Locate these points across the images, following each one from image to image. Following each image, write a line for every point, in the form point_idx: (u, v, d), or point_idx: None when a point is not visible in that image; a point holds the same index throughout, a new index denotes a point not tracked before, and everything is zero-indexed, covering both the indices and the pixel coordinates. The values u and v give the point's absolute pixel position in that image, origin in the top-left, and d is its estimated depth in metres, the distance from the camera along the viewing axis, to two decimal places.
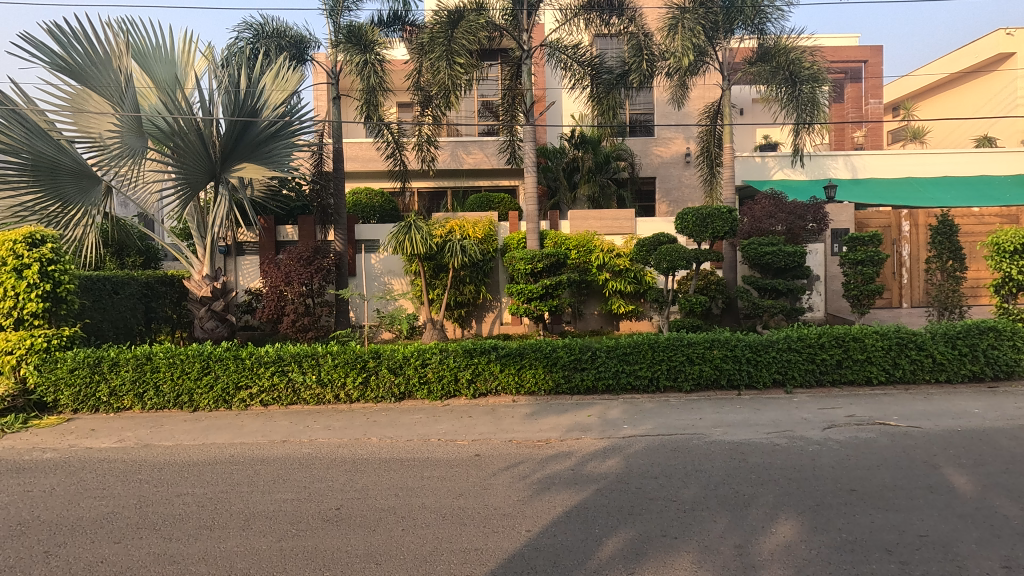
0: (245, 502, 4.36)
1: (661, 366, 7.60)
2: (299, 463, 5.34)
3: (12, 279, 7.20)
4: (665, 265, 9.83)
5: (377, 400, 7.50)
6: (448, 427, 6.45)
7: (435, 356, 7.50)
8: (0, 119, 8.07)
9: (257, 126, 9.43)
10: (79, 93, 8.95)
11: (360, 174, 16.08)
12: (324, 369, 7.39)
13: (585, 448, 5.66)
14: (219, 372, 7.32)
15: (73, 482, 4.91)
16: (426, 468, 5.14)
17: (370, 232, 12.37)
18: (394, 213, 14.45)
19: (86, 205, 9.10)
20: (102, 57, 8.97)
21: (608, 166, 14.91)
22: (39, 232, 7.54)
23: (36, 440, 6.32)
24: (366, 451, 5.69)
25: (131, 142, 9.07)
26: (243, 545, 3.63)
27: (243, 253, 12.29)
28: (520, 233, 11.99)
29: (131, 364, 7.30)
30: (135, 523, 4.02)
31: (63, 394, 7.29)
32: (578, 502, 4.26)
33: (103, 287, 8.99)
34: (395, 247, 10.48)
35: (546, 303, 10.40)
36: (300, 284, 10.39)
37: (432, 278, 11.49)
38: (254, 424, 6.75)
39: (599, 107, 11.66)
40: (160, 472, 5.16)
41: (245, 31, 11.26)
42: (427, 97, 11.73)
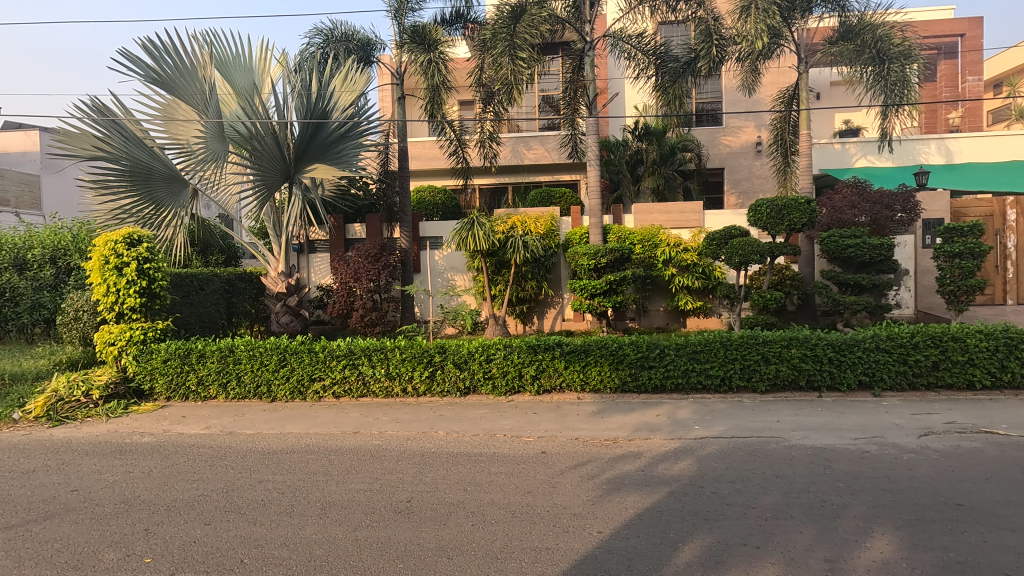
0: (321, 491, 4.53)
1: (735, 365, 7.27)
2: (370, 454, 5.49)
3: (114, 276, 7.86)
4: (737, 260, 9.38)
5: (443, 394, 7.61)
6: (513, 423, 6.44)
7: (499, 352, 7.52)
8: (103, 130, 8.79)
9: (328, 128, 9.77)
10: (170, 103, 9.48)
11: (424, 173, 16.41)
12: (392, 363, 7.57)
13: (655, 449, 5.48)
14: (296, 364, 7.65)
15: (167, 466, 5.27)
16: (493, 464, 5.14)
17: (433, 229, 12.61)
18: (457, 210, 14.66)
19: (176, 208, 9.78)
20: (189, 68, 9.61)
21: (674, 157, 14.47)
22: (136, 233, 8.15)
23: (136, 425, 6.86)
24: (434, 445, 5.77)
25: (215, 148, 9.72)
26: (320, 533, 3.74)
27: (314, 251, 12.85)
28: (583, 228, 11.87)
29: (216, 357, 7.76)
30: (222, 506, 4.25)
31: (158, 382, 7.85)
32: (650, 505, 4.11)
33: (191, 283, 9.64)
34: (459, 244, 10.58)
35: (610, 300, 10.21)
36: (368, 280, 10.72)
37: (494, 275, 11.50)
38: (326, 415, 7.01)
39: (665, 97, 11.26)
40: (244, 459, 5.45)
41: (316, 36, 11.71)
42: (489, 93, 11.75)
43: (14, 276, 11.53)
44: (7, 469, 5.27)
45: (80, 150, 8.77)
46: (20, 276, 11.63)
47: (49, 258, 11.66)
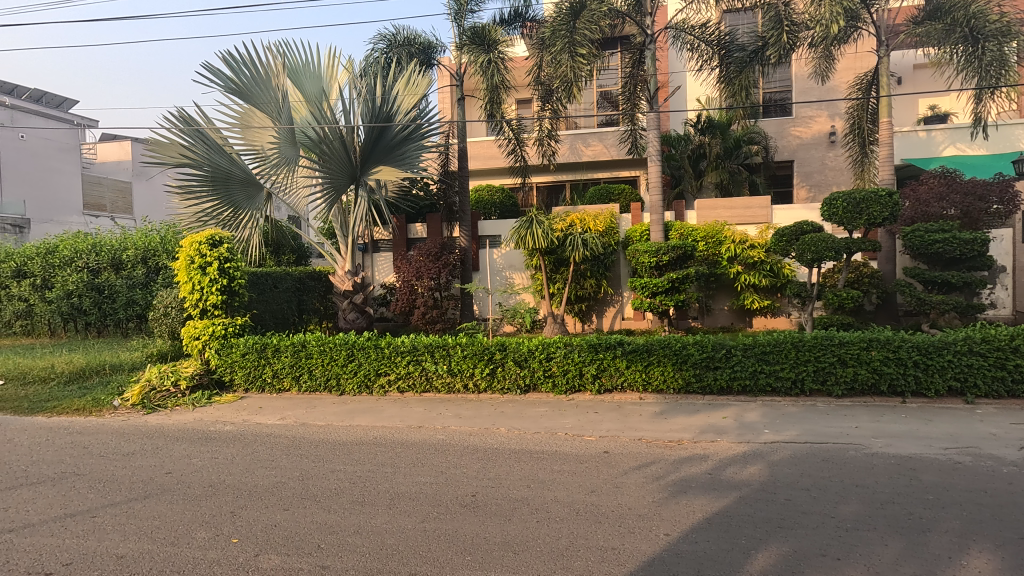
0: (390, 483, 4.68)
1: (808, 367, 6.93)
2: (434, 449, 5.62)
3: (199, 275, 8.45)
4: (810, 257, 8.90)
5: (504, 391, 7.68)
6: (574, 422, 6.41)
7: (559, 350, 7.51)
8: (189, 139, 9.44)
9: (391, 131, 10.05)
10: (247, 111, 10.08)
11: (482, 173, 16.61)
12: (454, 359, 7.72)
13: (723, 452, 5.31)
14: (362, 359, 7.95)
15: (247, 453, 5.61)
16: (556, 462, 5.15)
17: (492, 228, 12.75)
18: (514, 209, 14.73)
19: (252, 210, 10.39)
20: (264, 77, 10.10)
21: (738, 150, 13.95)
22: (218, 234, 8.71)
23: (219, 414, 7.34)
24: (496, 441, 5.85)
25: (287, 152, 10.22)
26: (390, 523, 3.87)
27: (378, 250, 13.32)
28: (643, 225, 11.68)
29: (290, 351, 8.18)
30: (298, 494, 4.48)
31: (237, 375, 8.36)
32: (719, 510, 3.99)
33: (265, 282, 10.21)
34: (517, 242, 10.62)
35: (672, 298, 9.97)
36: (429, 278, 11.01)
37: (553, 273, 11.48)
38: (392, 409, 7.24)
39: (730, 88, 10.89)
40: (317, 449, 5.72)
41: (379, 42, 12.08)
42: (548, 91, 11.74)
43: (112, 275, 12.62)
44: (111, 450, 5.78)
45: (168, 158, 9.44)
46: (117, 275, 12.69)
47: (141, 258, 12.67)
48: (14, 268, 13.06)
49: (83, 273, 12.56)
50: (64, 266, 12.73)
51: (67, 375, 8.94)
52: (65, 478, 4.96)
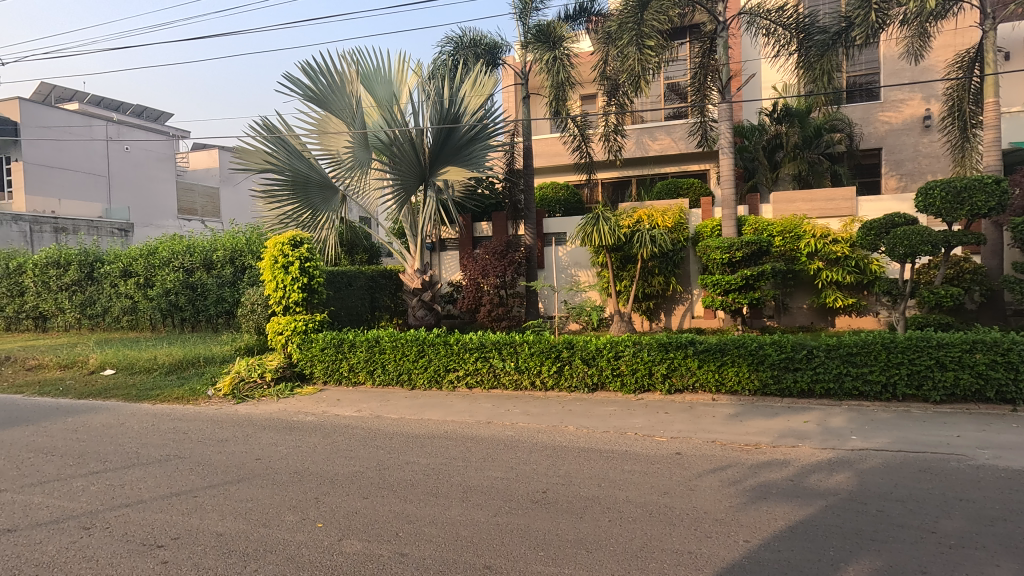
0: (462, 476, 4.79)
1: (900, 370, 6.44)
2: (503, 444, 5.70)
3: (282, 274, 9.00)
4: (902, 252, 8.27)
5: (571, 390, 7.65)
6: (644, 422, 6.30)
7: (628, 348, 7.38)
8: (273, 146, 10.02)
9: (459, 131, 10.21)
10: (324, 118, 10.65)
11: (546, 170, 16.62)
12: (521, 357, 7.77)
13: (805, 458, 5.04)
14: (432, 355, 8.16)
15: (328, 443, 5.92)
16: (626, 461, 5.08)
17: (557, 225, 12.84)
18: (579, 206, 14.65)
19: (328, 212, 10.93)
20: (339, 84, 10.59)
21: (819, 140, 13.22)
22: (299, 235, 9.24)
23: (301, 405, 7.78)
24: (565, 439, 5.84)
25: (360, 155, 10.64)
26: (464, 516, 3.96)
27: (445, 249, 13.72)
28: (714, 221, 11.31)
29: (365, 346, 8.53)
30: (376, 483, 4.67)
31: (317, 368, 8.82)
32: (803, 519, 3.79)
33: (342, 280, 10.71)
34: (583, 240, 10.52)
35: (746, 296, 9.55)
36: (495, 276, 11.16)
37: (620, 270, 11.29)
38: (461, 404, 7.40)
39: (811, 73, 10.24)
40: (391, 441, 5.94)
41: (447, 44, 12.33)
42: (614, 86, 11.46)
43: (204, 274, 13.65)
44: (208, 436, 6.27)
45: (253, 164, 10.07)
46: (209, 274, 13.72)
47: (230, 258, 13.64)
48: (122, 269, 14.44)
49: (179, 273, 13.66)
50: (163, 265, 13.90)
51: (168, 366, 9.77)
52: (169, 460, 5.42)
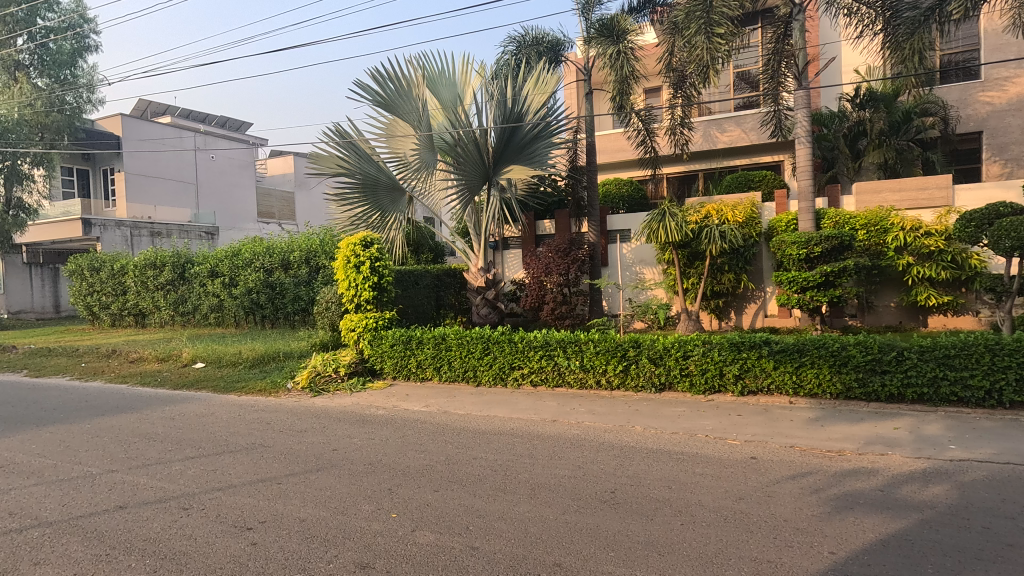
0: (529, 473, 4.82)
1: (1006, 375, 5.89)
2: (570, 443, 5.67)
3: (354, 273, 9.42)
4: (1007, 244, 7.54)
5: (638, 389, 7.51)
6: (715, 424, 6.08)
7: (698, 348, 7.15)
8: (345, 151, 10.45)
9: (522, 130, 10.27)
10: (391, 122, 10.95)
11: (610, 166, 16.40)
12: (586, 355, 7.70)
13: (896, 467, 4.70)
14: (497, 353, 8.25)
15: (399, 436, 6.12)
16: (698, 464, 4.93)
17: (622, 222, 12.63)
18: (643, 201, 14.36)
19: (396, 213, 11.28)
20: (406, 88, 10.84)
21: (908, 125, 12.31)
22: (369, 236, 9.64)
23: (372, 399, 8.08)
24: (632, 439, 5.73)
25: (426, 157, 10.89)
26: (533, 513, 3.97)
27: (508, 247, 13.82)
28: (790, 214, 10.73)
29: (432, 344, 8.75)
30: (446, 477, 4.78)
31: (386, 363, 9.13)
32: (896, 532, 3.53)
33: (409, 279, 11.05)
34: (649, 236, 10.27)
35: (827, 294, 9.00)
36: (558, 274, 11.13)
37: (687, 267, 10.96)
38: (526, 402, 7.43)
39: (899, 53, 9.44)
40: (459, 436, 6.06)
41: (509, 44, 12.39)
42: (681, 78, 11.07)
43: (283, 274, 14.46)
44: (288, 427, 6.64)
45: (326, 168, 10.54)
46: (286, 274, 14.52)
47: (305, 259, 14.35)
48: (210, 269, 15.55)
49: (260, 273, 14.55)
50: (246, 266, 14.87)
51: (251, 360, 10.42)
52: (255, 449, 5.79)
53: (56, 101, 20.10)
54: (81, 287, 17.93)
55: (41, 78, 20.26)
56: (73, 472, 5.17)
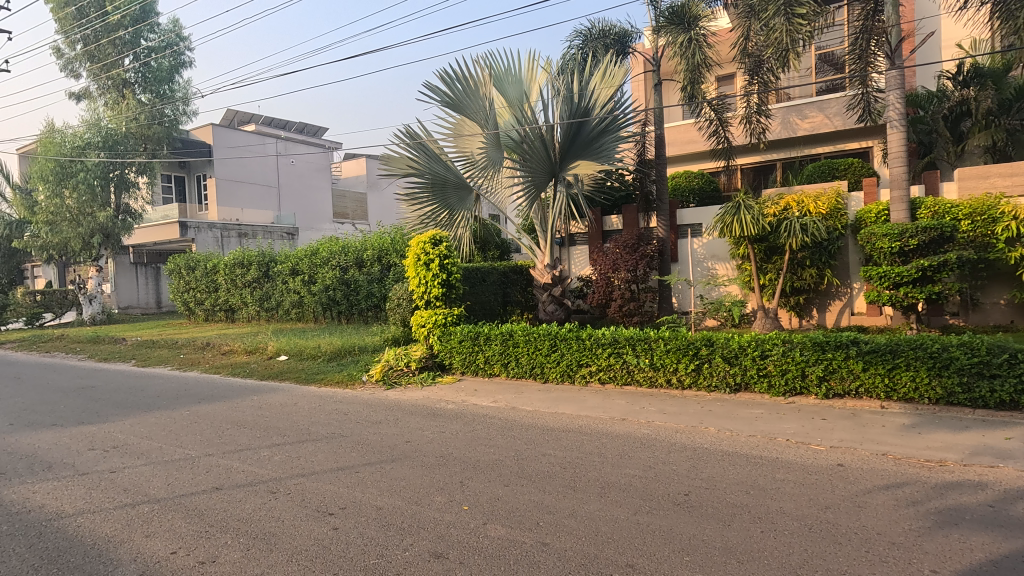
0: (599, 471, 4.76)
1: None
2: (640, 443, 5.55)
3: (424, 270, 9.69)
4: None
5: (711, 390, 7.25)
6: (797, 428, 5.76)
7: (777, 348, 6.79)
8: (415, 152, 10.74)
9: (588, 125, 10.17)
10: (459, 121, 11.12)
11: (680, 158, 15.90)
12: (656, 354, 7.52)
13: (1009, 481, 4.26)
14: (565, 350, 8.21)
15: (469, 431, 6.24)
16: (779, 469, 4.68)
17: (692, 216, 12.04)
18: (716, 194, 13.81)
19: (463, 211, 11.38)
20: (473, 88, 10.95)
21: (1021, 102, 11.10)
22: (438, 234, 9.88)
23: (442, 394, 8.28)
24: (706, 441, 5.54)
25: (493, 155, 11.08)
26: (603, 511, 3.93)
27: (574, 244, 13.73)
28: (880, 204, 9.99)
29: (499, 340, 8.84)
30: (516, 472, 4.82)
31: (455, 359, 9.32)
32: (1010, 552, 3.20)
33: (476, 276, 11.23)
34: (722, 230, 9.84)
35: (924, 290, 8.30)
36: (626, 270, 10.89)
37: (763, 262, 10.43)
38: (594, 400, 7.35)
39: (1011, 23, 8.50)
40: (527, 432, 6.09)
41: (576, 38, 12.25)
42: (757, 63, 10.53)
43: (357, 272, 15.09)
44: (364, 418, 6.94)
45: (397, 169, 10.88)
46: (360, 271, 15.14)
47: (377, 257, 14.92)
48: (291, 268, 16.49)
49: (336, 271, 15.27)
50: (323, 264, 15.64)
51: (329, 353, 10.98)
52: (335, 438, 6.09)
53: (157, 114, 22.13)
54: (179, 284, 19.52)
55: (144, 94, 22.31)
56: (176, 454, 5.66)
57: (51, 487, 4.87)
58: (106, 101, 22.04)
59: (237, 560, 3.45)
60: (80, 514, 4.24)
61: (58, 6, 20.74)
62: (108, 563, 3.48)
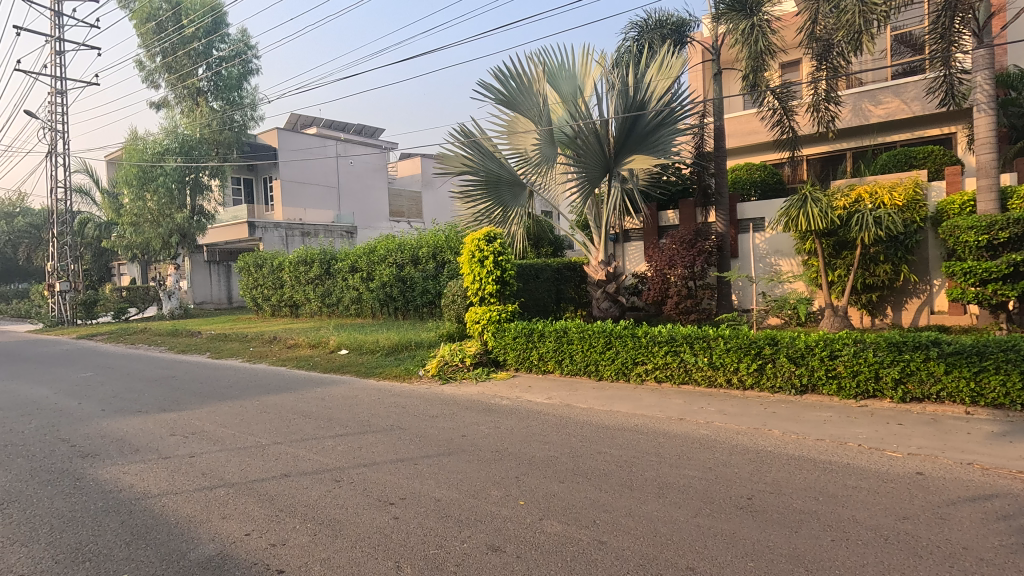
0: (657, 471, 4.67)
1: None
2: (699, 443, 5.41)
3: (478, 267, 9.81)
4: None
5: (775, 391, 6.97)
6: (870, 432, 5.44)
7: (847, 348, 6.43)
8: (470, 150, 10.84)
9: (644, 118, 9.96)
10: (513, 119, 11.12)
11: (741, 150, 15.32)
12: (715, 352, 7.28)
13: None
14: (620, 347, 8.10)
15: (523, 427, 6.27)
16: (850, 476, 4.44)
17: (754, 210, 11.65)
18: (779, 186, 13.21)
19: (516, 208, 11.49)
20: (528, 84, 10.83)
21: None
22: (492, 231, 9.97)
23: (497, 389, 8.36)
24: (770, 443, 5.33)
25: (547, 152, 10.95)
26: (662, 512, 3.86)
27: (629, 240, 13.52)
28: (964, 193, 9.26)
29: (553, 337, 8.83)
30: (571, 469, 4.81)
31: (509, 355, 9.38)
32: None
33: (530, 272, 11.26)
34: (787, 224, 9.41)
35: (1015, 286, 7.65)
36: (683, 267, 10.62)
37: (831, 258, 9.91)
38: (650, 399, 7.22)
39: None
40: (582, 429, 6.05)
41: (632, 29, 12.01)
42: (826, 48, 9.97)
43: (413, 268, 15.45)
44: (421, 412, 7.11)
45: (452, 168, 11.04)
46: (416, 268, 15.48)
47: (432, 254, 15.20)
48: (351, 265, 17.08)
49: (393, 268, 15.70)
50: (381, 261, 16.11)
51: (387, 348, 11.31)
52: (394, 430, 6.27)
53: (228, 120, 23.42)
54: (248, 281, 20.63)
55: (216, 101, 23.59)
56: (248, 442, 5.99)
57: (139, 468, 5.27)
58: (181, 109, 23.42)
59: (305, 544, 3.62)
60: (164, 495, 4.56)
61: (140, 22, 22.33)
62: (190, 541, 3.73)
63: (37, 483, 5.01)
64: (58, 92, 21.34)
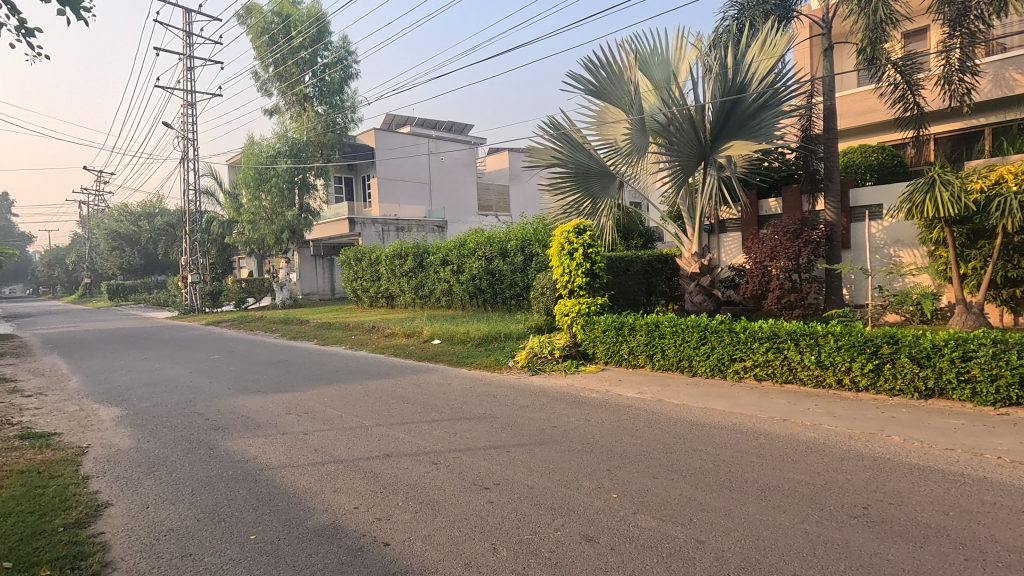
0: (758, 473, 4.46)
1: None
2: (806, 447, 5.08)
3: (568, 260, 9.81)
4: None
5: (894, 394, 6.37)
6: (1013, 444, 4.83)
7: (984, 349, 5.73)
8: (558, 142, 10.85)
9: (744, 102, 9.45)
10: (603, 109, 10.98)
11: (855, 131, 14.08)
12: (824, 350, 6.77)
13: None
14: (716, 343, 7.77)
15: (614, 420, 6.21)
16: (988, 491, 3.97)
17: (870, 197, 10.67)
18: (900, 169, 11.96)
19: (606, 199, 11.26)
20: (619, 72, 10.65)
21: None
22: (581, 223, 9.91)
23: (586, 382, 8.34)
24: (888, 451, 4.89)
25: (638, 142, 10.68)
26: (765, 515, 3.68)
27: (725, 230, 12.90)
28: None
29: (644, 331, 8.64)
30: (666, 465, 4.71)
31: (598, 348, 9.29)
32: None
33: (620, 265, 11.07)
34: (910, 210, 8.52)
35: None
36: (786, 259, 9.94)
37: (964, 247, 8.84)
38: (749, 397, 6.87)
39: None
40: (675, 426, 5.89)
41: (731, 7, 11.34)
42: (961, 11, 8.86)
43: (501, 261, 15.72)
44: (512, 402, 7.26)
45: (541, 160, 11.11)
46: (504, 261, 15.73)
47: (520, 248, 15.31)
48: (442, 258, 17.70)
49: (483, 261, 16.11)
50: (471, 254, 16.57)
51: (477, 339, 11.62)
52: (486, 418, 6.46)
53: (330, 124, 25.14)
54: (350, 273, 22.02)
55: (320, 105, 25.39)
56: (353, 423, 6.43)
57: (261, 442, 5.84)
58: (291, 114, 25.47)
59: (407, 520, 3.84)
60: (284, 467, 5.03)
61: (256, 36, 24.42)
62: (307, 510, 4.09)
63: (180, 450, 5.70)
64: (189, 104, 23.87)
